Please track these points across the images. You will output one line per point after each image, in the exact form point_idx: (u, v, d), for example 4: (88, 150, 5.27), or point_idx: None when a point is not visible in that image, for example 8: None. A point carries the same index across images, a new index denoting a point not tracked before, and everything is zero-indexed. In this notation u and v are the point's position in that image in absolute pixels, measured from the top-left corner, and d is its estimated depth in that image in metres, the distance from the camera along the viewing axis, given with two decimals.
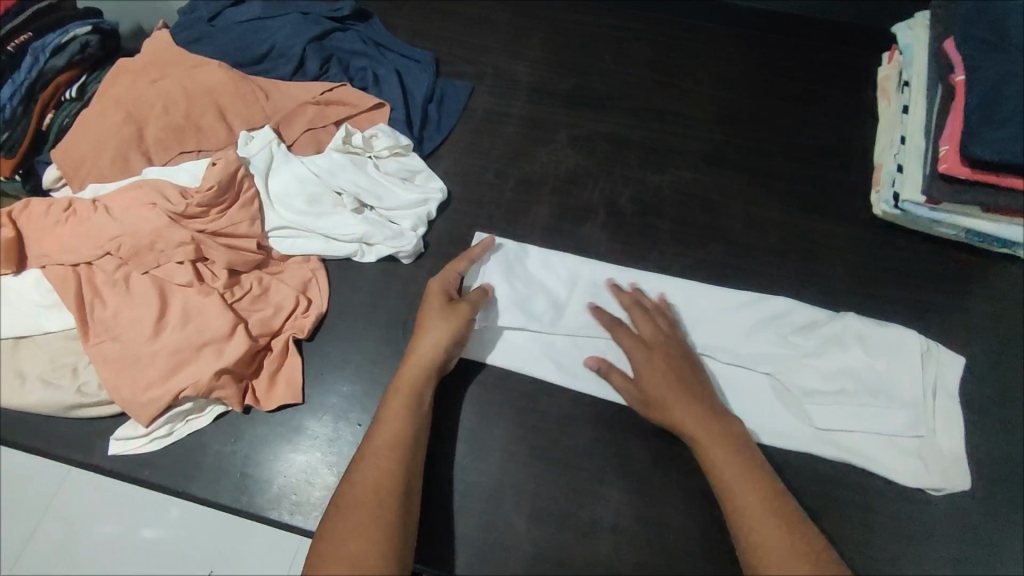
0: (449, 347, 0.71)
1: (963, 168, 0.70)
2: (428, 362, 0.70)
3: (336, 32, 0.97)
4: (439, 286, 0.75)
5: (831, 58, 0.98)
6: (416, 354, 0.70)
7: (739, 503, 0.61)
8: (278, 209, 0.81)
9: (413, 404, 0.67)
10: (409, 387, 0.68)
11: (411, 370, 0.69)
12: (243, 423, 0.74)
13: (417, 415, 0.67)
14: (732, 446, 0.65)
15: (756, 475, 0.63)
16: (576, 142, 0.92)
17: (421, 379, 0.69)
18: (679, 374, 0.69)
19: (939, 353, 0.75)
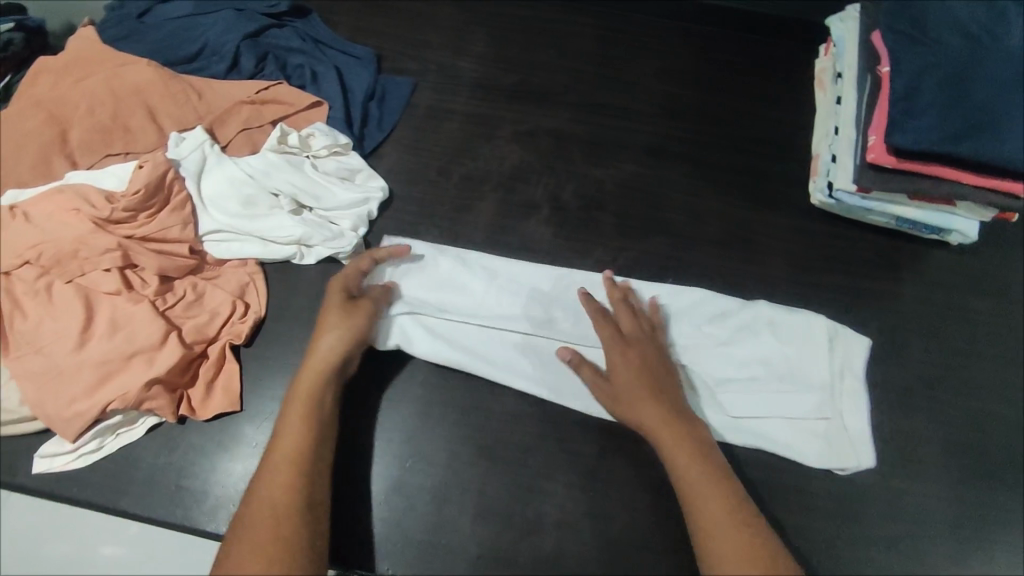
0: (349, 347, 0.69)
1: (889, 157, 0.73)
2: (327, 364, 0.68)
3: (273, 29, 0.95)
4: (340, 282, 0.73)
5: (771, 52, 0.99)
6: (317, 356, 0.68)
7: (697, 503, 0.62)
8: (211, 212, 0.79)
9: (314, 409, 0.66)
10: (306, 392, 0.66)
11: (309, 374, 0.67)
12: (179, 433, 0.73)
13: (318, 420, 0.65)
14: (690, 446, 0.65)
15: (716, 476, 0.63)
16: (519, 138, 0.92)
17: (320, 382, 0.67)
18: (642, 371, 0.69)
19: (845, 337, 0.76)
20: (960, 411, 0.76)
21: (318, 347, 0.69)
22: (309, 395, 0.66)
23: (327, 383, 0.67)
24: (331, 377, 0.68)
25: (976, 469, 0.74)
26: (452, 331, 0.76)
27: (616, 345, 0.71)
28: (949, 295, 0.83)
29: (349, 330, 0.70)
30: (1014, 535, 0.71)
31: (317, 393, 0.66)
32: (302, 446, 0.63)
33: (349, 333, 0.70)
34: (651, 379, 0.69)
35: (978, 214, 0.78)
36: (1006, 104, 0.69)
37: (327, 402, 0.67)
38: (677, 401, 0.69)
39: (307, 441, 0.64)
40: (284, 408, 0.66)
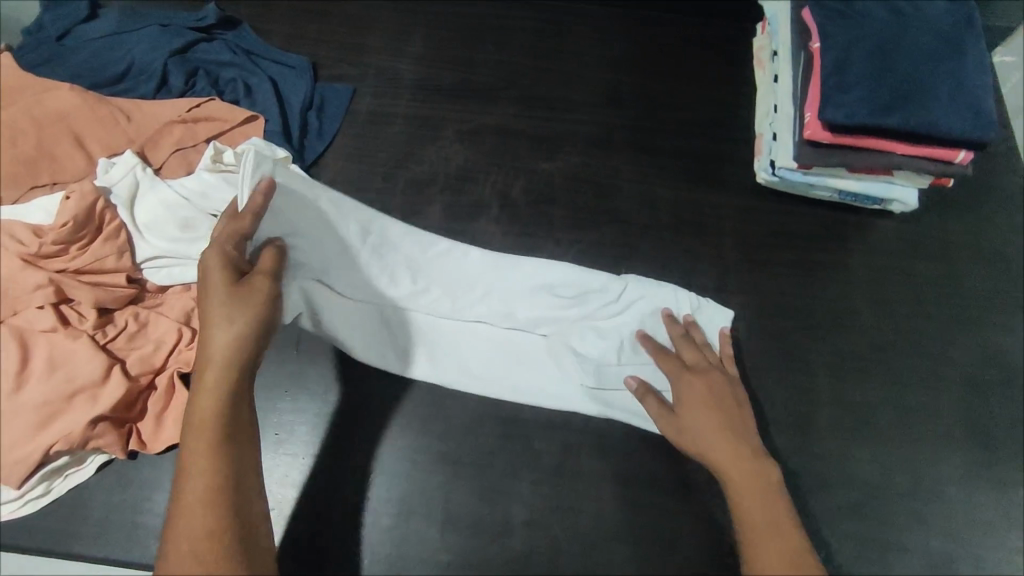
0: (249, 334, 0.60)
1: (825, 133, 0.73)
2: (224, 373, 0.59)
3: (201, 43, 0.92)
4: (214, 258, 0.62)
5: (710, 33, 0.99)
6: (211, 366, 0.59)
7: (759, 548, 0.58)
8: (148, 238, 0.76)
9: (219, 429, 0.57)
10: (210, 412, 0.57)
11: (204, 392, 0.58)
12: (132, 469, 0.71)
13: (223, 437, 0.57)
14: (762, 487, 0.62)
15: (784, 520, 0.60)
16: (464, 137, 0.90)
17: (220, 396, 0.58)
18: (721, 406, 0.67)
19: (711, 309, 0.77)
20: (911, 375, 0.78)
21: (207, 355, 0.59)
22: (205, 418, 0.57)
23: (226, 394, 0.58)
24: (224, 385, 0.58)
25: (930, 429, 0.75)
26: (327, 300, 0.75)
27: (685, 378, 0.70)
28: (895, 262, 0.84)
29: (247, 329, 0.60)
30: (971, 490, 0.73)
31: (217, 415, 0.57)
32: (213, 472, 0.55)
33: (243, 333, 0.60)
34: (728, 417, 0.67)
35: (915, 182, 0.80)
36: (931, 74, 0.72)
37: (241, 401, 0.59)
38: (753, 441, 0.66)
39: (219, 465, 0.56)
40: (191, 424, 0.57)
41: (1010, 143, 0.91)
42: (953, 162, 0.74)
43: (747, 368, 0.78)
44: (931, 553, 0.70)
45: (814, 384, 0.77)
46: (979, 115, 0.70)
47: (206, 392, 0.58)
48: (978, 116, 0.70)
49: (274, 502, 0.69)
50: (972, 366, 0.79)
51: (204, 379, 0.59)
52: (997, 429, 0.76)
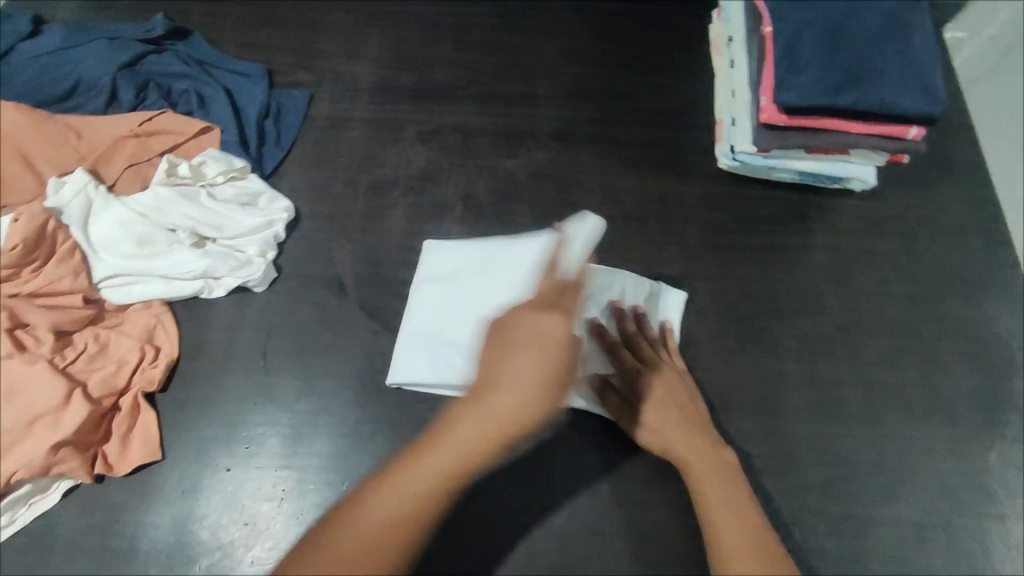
0: (489, 440, 0.54)
1: (781, 115, 0.73)
2: (498, 431, 0.54)
3: (151, 55, 0.90)
4: (531, 321, 0.56)
5: (667, 22, 1.00)
6: (446, 437, 0.54)
7: (720, 530, 0.62)
8: (105, 257, 0.75)
9: (418, 506, 0.53)
10: (416, 482, 0.54)
11: (435, 452, 0.54)
12: (98, 493, 0.69)
13: (415, 518, 0.53)
14: (719, 471, 0.66)
15: (739, 501, 0.64)
16: (425, 138, 0.90)
17: (465, 458, 0.54)
18: (674, 397, 0.70)
19: (664, 294, 0.80)
20: (876, 352, 0.79)
21: (490, 407, 0.54)
22: (429, 477, 0.54)
23: (475, 456, 0.54)
24: (481, 452, 0.54)
25: (896, 404, 0.76)
26: (280, 313, 0.78)
27: (643, 376, 0.71)
28: (857, 241, 0.85)
29: (555, 386, 0.55)
30: (938, 461, 0.74)
31: (456, 470, 0.54)
32: (376, 556, 0.51)
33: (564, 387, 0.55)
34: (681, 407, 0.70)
35: (872, 159, 0.81)
36: (879, 54, 0.72)
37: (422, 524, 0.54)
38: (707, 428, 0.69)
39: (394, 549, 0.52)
40: (334, 536, 0.52)
41: (964, 117, 0.92)
42: (906, 137, 0.74)
43: (716, 355, 0.78)
44: (901, 525, 0.71)
45: (782, 365, 0.78)
46: (929, 91, 0.71)
47: (435, 449, 0.54)
48: (927, 92, 0.71)
49: (247, 517, 0.68)
50: (936, 340, 0.80)
51: (447, 432, 0.54)
52: (962, 400, 0.77)
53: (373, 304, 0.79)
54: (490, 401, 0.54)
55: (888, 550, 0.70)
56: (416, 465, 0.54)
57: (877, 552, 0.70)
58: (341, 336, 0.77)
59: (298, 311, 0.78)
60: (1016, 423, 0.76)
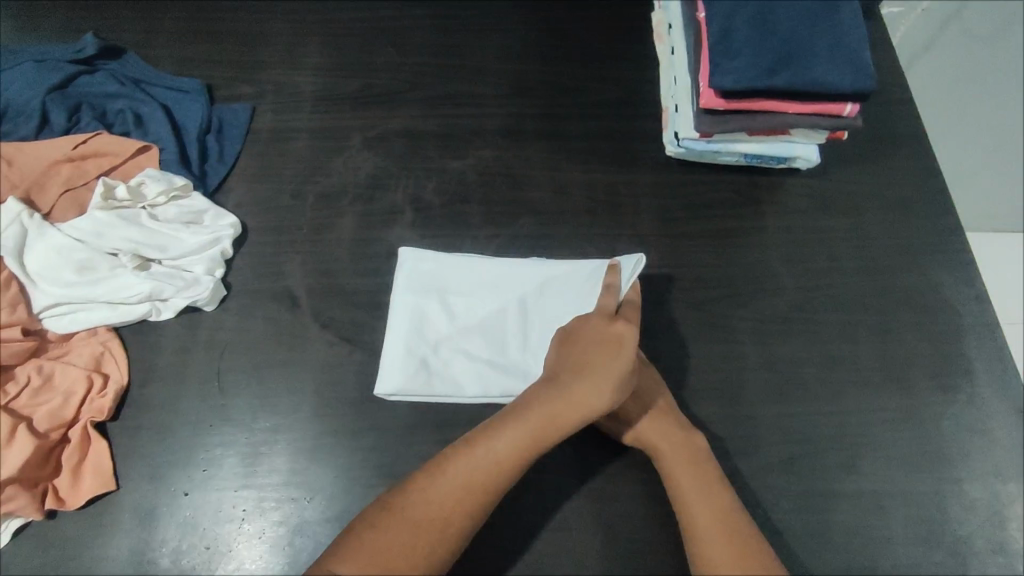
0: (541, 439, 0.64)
1: (719, 99, 0.74)
2: (562, 422, 0.65)
3: (83, 76, 0.88)
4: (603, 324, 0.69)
5: (609, 14, 1.00)
6: (511, 428, 0.64)
7: (692, 518, 0.65)
8: (45, 286, 0.72)
9: (486, 485, 0.63)
10: (485, 465, 0.63)
11: (503, 439, 0.64)
12: (50, 528, 0.67)
13: (483, 496, 0.62)
14: (689, 458, 0.68)
15: (709, 485, 0.67)
16: (371, 144, 0.89)
17: (526, 445, 0.64)
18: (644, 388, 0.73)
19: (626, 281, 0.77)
20: (829, 327, 0.80)
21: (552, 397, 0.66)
22: (493, 462, 0.63)
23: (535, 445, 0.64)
24: (543, 441, 0.64)
25: (851, 377, 0.77)
26: (231, 332, 0.77)
27: None
28: (805, 219, 0.86)
29: (623, 385, 0.67)
30: (895, 431, 0.75)
31: (517, 459, 0.63)
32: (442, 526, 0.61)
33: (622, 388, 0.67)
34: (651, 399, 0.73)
35: (813, 137, 0.82)
36: (810, 33, 0.73)
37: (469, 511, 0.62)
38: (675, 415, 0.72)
39: (459, 520, 0.61)
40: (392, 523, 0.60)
41: (902, 91, 0.94)
42: (843, 115, 0.75)
43: (674, 341, 0.79)
44: (864, 497, 0.72)
45: (739, 347, 0.78)
46: (860, 66, 0.72)
47: (507, 437, 0.64)
48: (858, 69, 0.72)
49: (208, 541, 0.67)
50: (886, 312, 0.81)
51: (517, 424, 0.64)
52: (914, 368, 0.78)
53: (327, 316, 0.78)
54: (579, 392, 0.66)
55: (852, 521, 0.71)
56: (485, 446, 0.64)
57: (841, 524, 0.71)
58: (297, 351, 0.76)
59: (250, 328, 0.77)
60: (966, 387, 0.77)
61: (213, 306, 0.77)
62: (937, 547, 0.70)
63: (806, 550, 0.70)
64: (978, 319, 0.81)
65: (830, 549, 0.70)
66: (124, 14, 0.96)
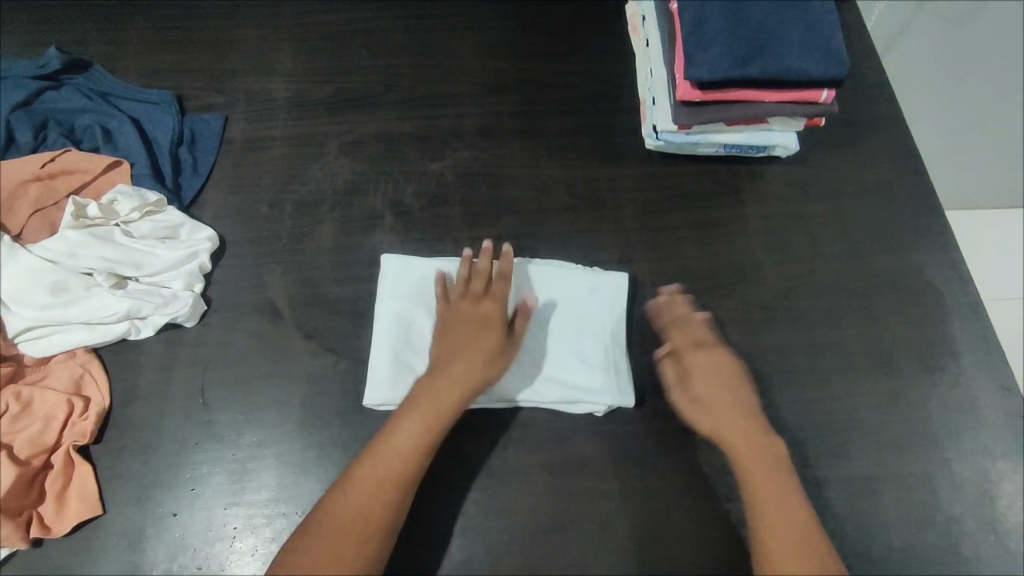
0: (425, 430, 0.65)
1: (695, 91, 0.74)
2: (449, 400, 0.67)
3: (48, 92, 0.85)
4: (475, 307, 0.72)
5: (583, 7, 0.99)
6: (405, 417, 0.66)
7: (767, 515, 0.65)
8: (18, 310, 0.70)
9: (399, 474, 0.63)
10: (392, 455, 0.64)
11: (401, 428, 0.65)
12: (36, 556, 0.65)
13: (399, 485, 0.63)
14: (768, 463, 0.67)
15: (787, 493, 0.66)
16: (348, 149, 0.88)
17: (426, 428, 0.65)
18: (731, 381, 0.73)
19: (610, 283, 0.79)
20: (815, 314, 0.80)
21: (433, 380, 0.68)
22: (399, 450, 0.64)
23: (431, 425, 0.66)
24: (439, 418, 0.66)
25: (838, 363, 0.78)
26: (214, 348, 0.75)
27: (694, 355, 0.74)
28: (786, 207, 0.86)
29: (497, 363, 0.69)
30: (884, 414, 0.75)
31: (419, 441, 0.65)
32: (376, 517, 0.61)
33: (494, 358, 0.69)
34: (734, 394, 0.72)
35: (791, 126, 0.82)
36: (782, 21, 0.73)
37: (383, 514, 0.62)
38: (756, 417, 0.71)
39: (388, 509, 0.62)
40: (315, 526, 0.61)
41: (877, 74, 0.94)
42: (819, 101, 0.75)
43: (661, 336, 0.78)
44: (855, 482, 0.72)
45: (726, 339, 0.78)
46: (833, 53, 0.72)
47: (405, 424, 0.65)
48: (831, 55, 0.72)
49: (200, 560, 0.66)
50: (870, 296, 0.81)
51: (410, 416, 0.66)
52: (900, 351, 0.79)
53: (311, 326, 0.77)
54: (456, 370, 0.68)
55: (844, 506, 0.71)
56: (388, 438, 0.65)
57: (833, 510, 0.71)
58: (281, 364, 0.75)
59: (232, 342, 0.76)
60: (952, 367, 0.78)
61: (193, 322, 0.76)
62: (929, 527, 0.71)
63: None
64: (961, 300, 0.82)
65: (824, 536, 0.70)
66: (89, 26, 0.94)
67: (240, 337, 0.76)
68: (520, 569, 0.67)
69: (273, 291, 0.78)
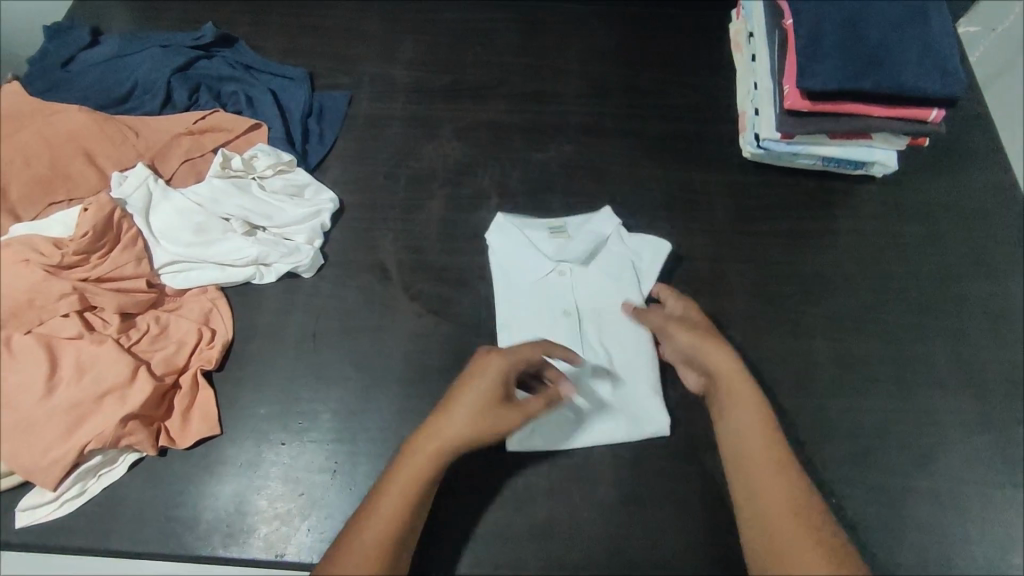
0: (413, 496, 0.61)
1: (804, 102, 0.77)
2: (431, 467, 0.62)
3: (202, 60, 0.95)
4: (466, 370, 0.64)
5: (687, 22, 1.04)
6: (374, 521, 0.60)
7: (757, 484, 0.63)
8: (165, 244, 0.79)
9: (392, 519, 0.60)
10: (361, 563, 0.58)
11: (370, 533, 0.59)
12: (161, 465, 0.72)
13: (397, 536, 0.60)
14: (782, 471, 0.63)
15: (800, 501, 0.62)
16: (460, 134, 0.94)
17: (414, 490, 0.61)
18: (739, 402, 0.66)
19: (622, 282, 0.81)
20: (903, 328, 0.81)
21: (414, 450, 0.62)
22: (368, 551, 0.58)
23: (415, 506, 0.61)
24: (411, 518, 0.61)
25: (925, 379, 0.78)
26: (327, 300, 0.82)
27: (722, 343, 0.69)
28: (881, 224, 0.88)
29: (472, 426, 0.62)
30: (971, 434, 0.75)
31: (393, 544, 0.59)
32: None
33: (469, 425, 0.62)
34: (743, 413, 0.65)
35: (893, 143, 0.83)
36: (898, 39, 0.76)
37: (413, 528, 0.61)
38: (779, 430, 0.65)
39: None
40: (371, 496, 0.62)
41: (977, 105, 0.95)
42: (927, 120, 0.78)
43: (749, 334, 0.80)
44: (936, 495, 0.72)
45: (812, 342, 0.80)
46: (947, 74, 0.75)
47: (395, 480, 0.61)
48: (946, 75, 0.74)
49: (303, 487, 0.72)
50: (961, 316, 0.82)
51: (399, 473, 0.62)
52: (990, 372, 0.79)
53: (416, 289, 0.82)
54: (426, 445, 0.62)
55: (924, 518, 0.71)
56: (359, 537, 0.59)
57: (914, 518, 0.71)
58: (386, 320, 0.80)
59: (344, 295, 0.82)
60: None
61: (311, 273, 0.83)
62: (1013, 549, 0.70)
63: (878, 541, 0.70)
64: None
65: (902, 543, 0.70)
66: (238, 7, 1.04)
67: (351, 292, 0.82)
68: (599, 536, 0.70)
69: (384, 253, 0.85)
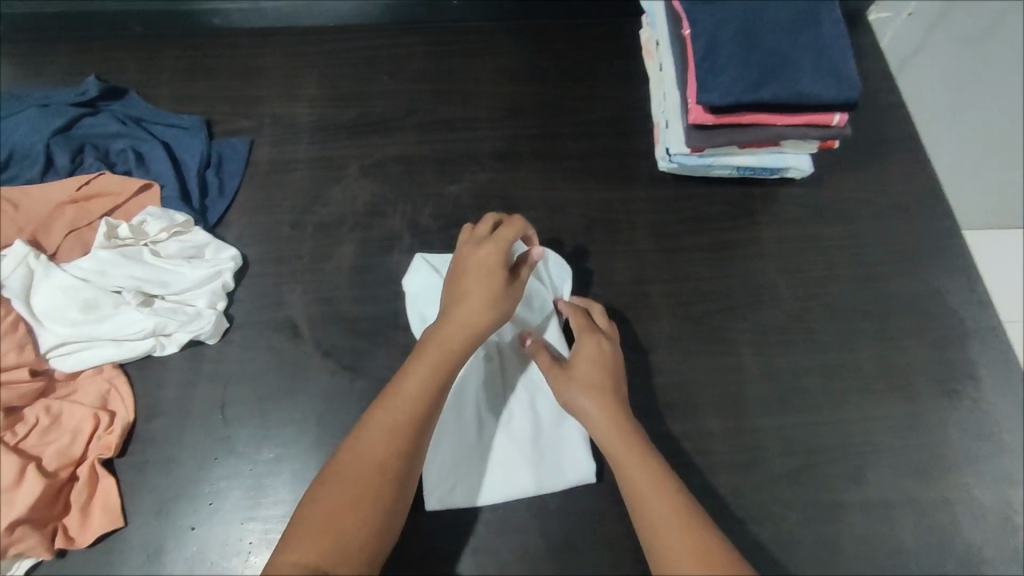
0: (441, 381, 0.62)
1: (709, 116, 0.74)
2: (460, 342, 0.64)
3: (86, 118, 0.89)
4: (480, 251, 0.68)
5: (599, 33, 1.01)
6: (404, 392, 0.60)
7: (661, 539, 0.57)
8: (51, 326, 0.73)
9: (405, 417, 0.59)
10: (375, 446, 0.58)
11: (399, 401, 0.60)
12: (62, 566, 0.68)
13: (408, 433, 0.59)
14: (679, 518, 0.58)
15: (703, 546, 0.56)
16: (368, 172, 0.90)
17: (441, 371, 0.62)
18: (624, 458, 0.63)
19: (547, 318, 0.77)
20: (831, 335, 0.80)
21: (449, 322, 0.65)
22: (388, 428, 0.59)
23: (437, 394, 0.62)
24: (433, 406, 0.61)
25: (855, 386, 0.77)
26: (236, 366, 0.77)
27: (601, 396, 0.66)
28: (802, 229, 0.86)
29: (498, 297, 0.66)
30: (904, 440, 0.74)
31: (418, 423, 0.59)
32: None
33: (498, 296, 0.66)
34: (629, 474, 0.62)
35: (804, 148, 0.81)
36: (793, 46, 0.74)
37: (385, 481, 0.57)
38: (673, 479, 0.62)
39: (379, 516, 0.55)
40: None
41: (893, 96, 0.95)
42: (831, 124, 0.76)
43: (676, 357, 0.78)
44: (871, 508, 0.71)
45: (740, 360, 0.78)
46: (844, 78, 0.73)
47: (414, 375, 0.62)
48: (842, 79, 0.73)
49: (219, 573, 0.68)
50: (887, 318, 0.81)
51: (423, 359, 0.63)
52: (920, 375, 0.78)
53: (330, 344, 0.78)
54: (455, 322, 0.65)
55: (860, 534, 0.70)
56: (384, 409, 0.60)
57: (850, 536, 0.70)
58: (299, 383, 0.76)
59: (253, 359, 0.78)
60: (971, 392, 0.77)
61: (216, 338, 0.78)
62: (948, 555, 0.70)
63: (813, 563, 0.69)
64: (980, 324, 0.81)
65: (839, 564, 0.69)
66: (124, 54, 0.98)
67: (260, 354, 0.78)
68: None
69: (294, 308, 0.81)
